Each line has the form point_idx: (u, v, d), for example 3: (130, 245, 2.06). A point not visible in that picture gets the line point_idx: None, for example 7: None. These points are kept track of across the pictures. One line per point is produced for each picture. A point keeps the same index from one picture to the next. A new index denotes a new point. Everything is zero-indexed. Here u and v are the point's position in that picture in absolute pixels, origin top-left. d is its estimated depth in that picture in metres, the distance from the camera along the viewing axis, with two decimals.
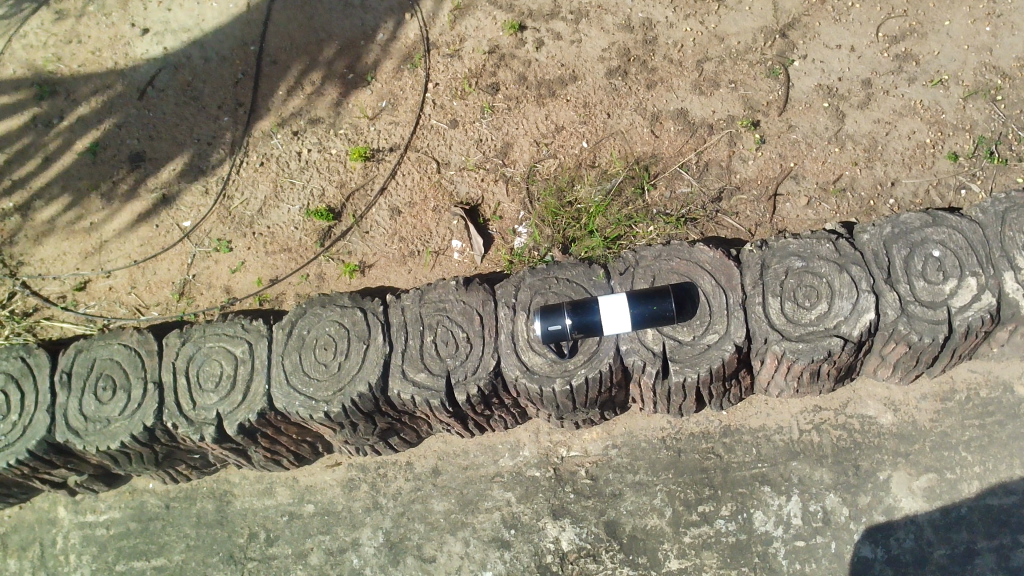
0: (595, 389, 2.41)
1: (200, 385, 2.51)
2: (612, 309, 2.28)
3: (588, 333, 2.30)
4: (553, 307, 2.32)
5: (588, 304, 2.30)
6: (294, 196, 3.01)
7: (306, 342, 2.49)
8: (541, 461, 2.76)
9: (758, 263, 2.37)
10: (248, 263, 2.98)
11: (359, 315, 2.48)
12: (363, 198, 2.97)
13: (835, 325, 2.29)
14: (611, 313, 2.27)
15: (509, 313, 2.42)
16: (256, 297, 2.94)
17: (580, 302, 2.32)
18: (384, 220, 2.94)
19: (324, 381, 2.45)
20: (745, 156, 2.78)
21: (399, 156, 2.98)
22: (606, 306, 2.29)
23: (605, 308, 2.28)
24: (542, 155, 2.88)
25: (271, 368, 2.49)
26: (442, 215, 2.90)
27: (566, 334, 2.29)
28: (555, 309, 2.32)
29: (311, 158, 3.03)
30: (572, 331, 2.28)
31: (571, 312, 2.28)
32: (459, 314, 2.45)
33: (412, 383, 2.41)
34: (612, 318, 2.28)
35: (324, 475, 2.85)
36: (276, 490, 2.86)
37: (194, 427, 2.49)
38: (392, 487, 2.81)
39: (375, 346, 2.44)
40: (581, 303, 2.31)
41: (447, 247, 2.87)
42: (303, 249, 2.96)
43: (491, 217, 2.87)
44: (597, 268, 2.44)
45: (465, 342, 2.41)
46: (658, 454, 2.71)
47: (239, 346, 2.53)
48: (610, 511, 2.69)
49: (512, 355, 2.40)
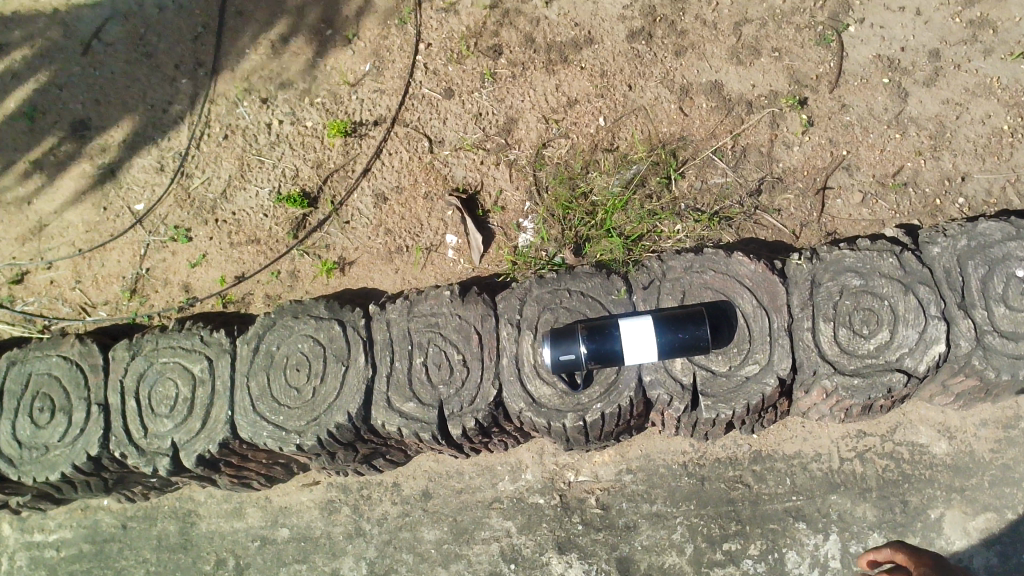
0: (612, 423, 2.07)
1: (152, 408, 2.16)
2: (635, 334, 1.92)
3: (609, 362, 1.94)
4: (565, 330, 1.97)
5: (606, 328, 1.94)
6: (262, 176, 2.48)
7: (275, 360, 2.14)
8: (545, 487, 2.45)
9: (807, 280, 2.01)
10: (211, 256, 2.47)
11: (337, 330, 2.13)
12: (342, 181, 2.46)
13: (897, 357, 1.95)
14: (633, 339, 1.92)
15: (513, 333, 2.07)
16: (219, 298, 2.45)
17: (598, 325, 1.95)
18: (367, 208, 2.44)
19: (296, 408, 2.10)
20: (789, 142, 2.32)
21: (385, 131, 2.46)
22: (627, 331, 1.93)
23: (626, 333, 1.92)
24: (551, 135, 2.39)
25: (234, 390, 2.14)
26: (434, 204, 2.42)
27: (580, 364, 1.94)
28: (568, 334, 1.96)
29: (282, 131, 2.50)
30: (587, 361, 1.93)
31: (588, 338, 1.92)
32: (454, 332, 2.10)
33: (398, 414, 2.08)
34: (635, 346, 1.92)
35: (300, 495, 2.53)
36: (245, 511, 2.54)
37: (145, 458, 2.15)
38: (377, 512, 2.50)
39: (355, 368, 2.10)
40: (598, 327, 1.94)
41: (440, 243, 2.41)
42: (273, 240, 2.45)
43: (491, 207, 2.40)
44: (617, 281, 2.07)
45: (461, 366, 2.07)
46: (678, 481, 2.39)
47: (197, 364, 2.17)
48: (623, 546, 2.39)
49: (515, 384, 2.06)
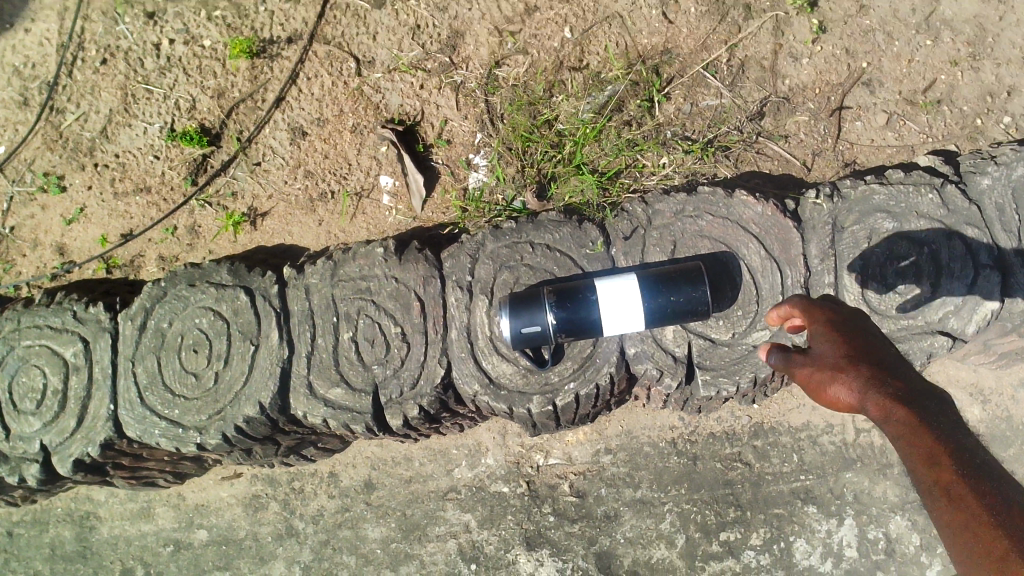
0: (589, 405, 1.68)
1: (15, 404, 1.74)
2: (618, 298, 1.48)
3: (582, 335, 1.50)
4: (529, 295, 1.51)
5: (582, 293, 1.49)
6: (151, 109, 2.00)
7: (167, 341, 1.71)
8: (509, 474, 2.07)
9: (828, 224, 1.61)
10: (90, 210, 2.02)
11: (243, 300, 1.70)
12: (250, 113, 1.99)
13: (940, 318, 1.58)
14: (615, 307, 1.48)
15: (463, 298, 1.66)
16: (101, 262, 2.00)
17: (568, 289, 1.51)
18: (282, 145, 1.99)
19: (194, 399, 1.69)
20: (796, 53, 1.89)
21: (301, 51, 1.98)
22: (608, 295, 1.49)
23: (606, 297, 1.48)
24: (506, 51, 1.94)
25: (117, 379, 1.72)
26: (364, 139, 1.97)
27: (547, 338, 1.49)
28: (530, 299, 1.50)
29: (174, 53, 2.00)
30: (556, 334, 1.48)
31: (558, 304, 1.47)
32: (389, 299, 1.68)
33: (324, 403, 1.67)
34: (618, 316, 1.48)
35: (219, 490, 2.13)
36: (154, 511, 2.15)
37: (9, 466, 1.74)
38: (311, 508, 2.11)
39: (266, 347, 1.68)
40: (569, 291, 1.50)
41: (372, 187, 1.97)
42: (166, 188, 2.00)
43: (433, 141, 1.95)
44: (591, 229, 1.65)
45: (400, 341, 1.66)
46: (665, 462, 2.02)
47: (69, 347, 1.74)
48: (603, 540, 2.02)
49: (468, 361, 1.65)
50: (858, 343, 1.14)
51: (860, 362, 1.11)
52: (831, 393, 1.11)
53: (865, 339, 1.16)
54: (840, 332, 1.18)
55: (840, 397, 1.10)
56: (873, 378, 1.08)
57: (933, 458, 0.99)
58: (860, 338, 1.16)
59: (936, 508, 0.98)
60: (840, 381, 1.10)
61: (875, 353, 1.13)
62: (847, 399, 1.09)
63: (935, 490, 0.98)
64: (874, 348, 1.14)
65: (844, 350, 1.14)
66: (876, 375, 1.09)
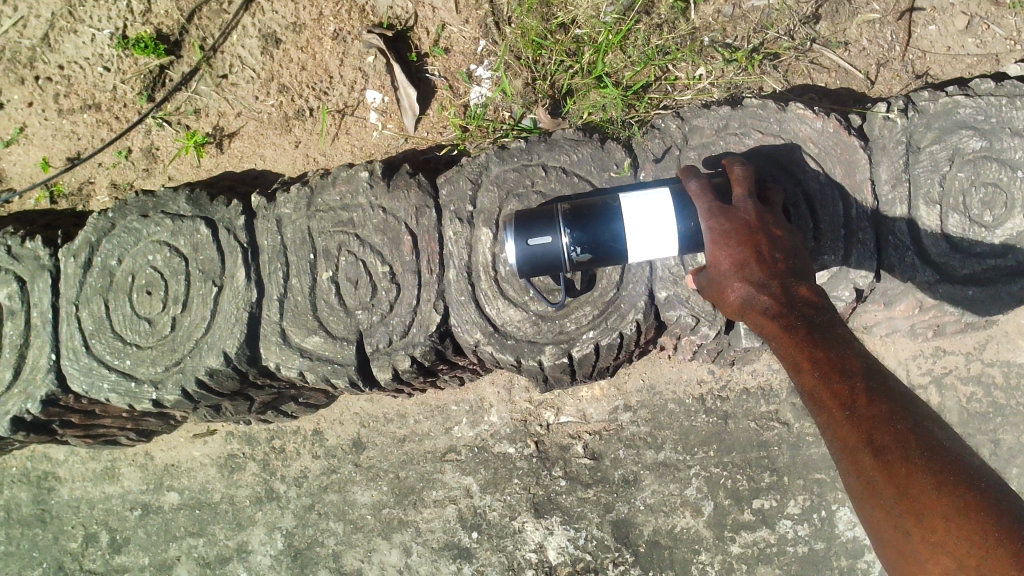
0: (610, 357, 1.43)
1: None
2: (648, 212, 1.14)
3: (605, 260, 1.15)
4: (540, 212, 1.19)
5: (607, 207, 1.15)
6: (98, 12, 1.70)
7: (116, 281, 1.46)
8: (517, 433, 1.83)
9: (902, 143, 1.35)
10: (32, 131, 1.75)
11: (204, 234, 1.45)
12: (215, 17, 1.70)
13: None
14: (650, 222, 1.13)
15: (462, 232, 1.40)
16: (44, 190, 1.75)
17: (587, 205, 1.17)
18: (253, 55, 1.70)
19: (148, 348, 1.45)
20: None
21: None
22: (635, 210, 1.14)
23: (633, 211, 1.14)
24: None
25: (59, 325, 1.48)
26: (348, 47, 1.68)
27: (562, 263, 1.16)
28: (538, 217, 1.17)
29: None
30: (573, 257, 1.15)
31: (571, 219, 1.14)
32: (375, 232, 1.42)
33: (299, 353, 1.41)
34: (654, 233, 1.13)
35: (192, 449, 1.91)
36: (120, 472, 1.92)
37: None
38: (294, 470, 1.88)
39: (231, 289, 1.43)
40: (586, 207, 1.17)
41: (357, 103, 1.69)
42: (119, 106, 1.73)
43: (429, 50, 1.67)
44: (614, 150, 1.39)
45: (388, 282, 1.41)
46: (692, 421, 1.78)
47: (4, 288, 1.50)
48: (621, 507, 1.79)
49: (468, 307, 1.40)
50: (750, 230, 1.06)
51: (739, 269, 1.04)
52: (726, 306, 1.07)
53: (751, 202, 1.10)
54: (738, 190, 1.12)
55: (734, 304, 1.05)
56: (760, 292, 1.02)
57: (808, 372, 0.95)
58: (743, 194, 1.12)
59: (819, 420, 0.95)
60: (714, 267, 1.06)
61: (761, 223, 1.08)
62: (735, 304, 1.04)
63: (813, 407, 0.95)
64: (771, 243, 1.05)
65: (720, 211, 1.08)
66: (768, 286, 1.02)
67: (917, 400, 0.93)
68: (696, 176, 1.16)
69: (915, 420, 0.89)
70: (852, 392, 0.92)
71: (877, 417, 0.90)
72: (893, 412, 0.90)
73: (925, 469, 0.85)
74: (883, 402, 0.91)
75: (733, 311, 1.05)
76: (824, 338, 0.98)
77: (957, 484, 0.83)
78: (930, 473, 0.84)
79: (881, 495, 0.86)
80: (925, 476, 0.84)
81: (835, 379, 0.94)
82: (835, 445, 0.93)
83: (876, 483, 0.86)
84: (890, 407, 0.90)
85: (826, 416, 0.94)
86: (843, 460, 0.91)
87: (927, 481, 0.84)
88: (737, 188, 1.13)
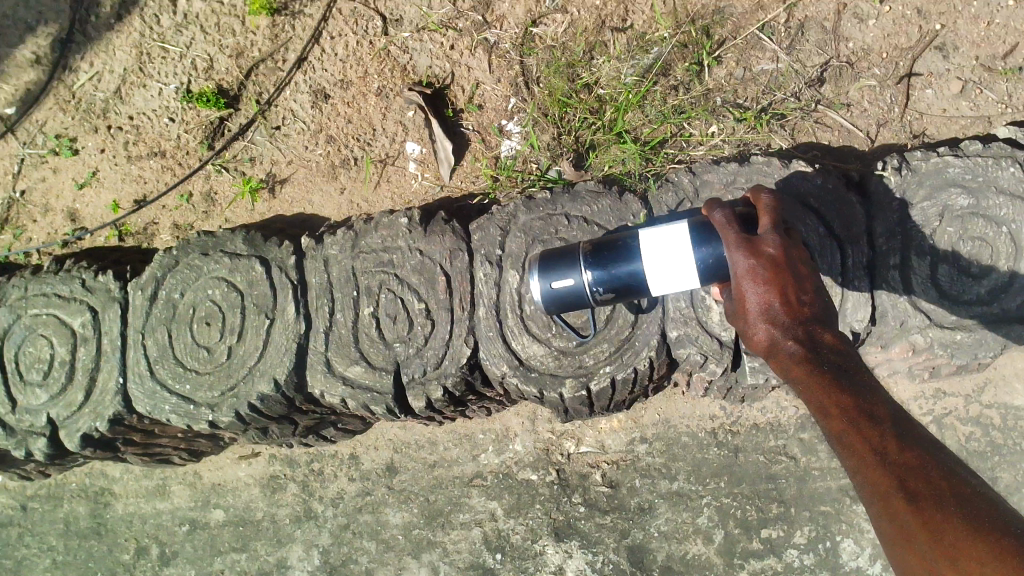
0: (625, 391, 1.55)
1: (22, 375, 1.67)
2: (664, 243, 1.20)
3: (628, 293, 1.24)
4: (566, 250, 1.30)
5: (624, 244, 1.24)
6: (166, 69, 1.89)
7: (179, 313, 1.62)
8: (539, 461, 1.95)
9: (897, 199, 1.47)
10: (103, 175, 1.93)
11: (258, 272, 1.61)
12: (271, 74, 1.87)
13: (1018, 305, 1.44)
14: (662, 257, 1.20)
15: (492, 273, 1.53)
16: (115, 229, 1.93)
17: (610, 242, 1.27)
18: (304, 108, 1.87)
19: (206, 375, 1.60)
20: (862, 13, 1.72)
21: (324, 8, 1.84)
22: (650, 245, 1.21)
23: (649, 246, 1.21)
24: (544, 8, 1.78)
25: (126, 352, 1.64)
26: (390, 103, 1.84)
27: (586, 298, 1.27)
28: (563, 256, 1.29)
29: (190, 10, 1.87)
30: (595, 293, 1.25)
31: (591, 259, 1.24)
32: (413, 273, 1.56)
33: (341, 382, 1.56)
34: (667, 267, 1.20)
35: (236, 470, 2.05)
36: (170, 489, 2.07)
37: (16, 440, 1.66)
38: (331, 491, 2.01)
39: (282, 322, 1.58)
40: (609, 244, 1.26)
41: (399, 154, 1.85)
42: (182, 153, 1.91)
43: (464, 106, 1.83)
44: (631, 201, 1.53)
45: (423, 319, 1.55)
46: (705, 453, 1.89)
47: (77, 317, 1.66)
48: (636, 533, 1.90)
49: (496, 342, 1.53)
50: (780, 267, 1.05)
51: (767, 311, 1.04)
52: (754, 345, 1.07)
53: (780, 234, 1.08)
54: (764, 221, 1.12)
55: (762, 345, 1.05)
56: (788, 335, 1.02)
57: (838, 418, 0.96)
58: (771, 225, 1.11)
59: (849, 466, 0.96)
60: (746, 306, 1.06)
61: (790, 256, 1.06)
62: (766, 345, 1.04)
63: (843, 453, 0.96)
64: (799, 282, 1.04)
65: (748, 247, 1.08)
66: (797, 328, 1.02)
67: (942, 448, 0.96)
68: (721, 208, 1.19)
69: (944, 467, 0.92)
70: (882, 439, 0.94)
71: (909, 464, 0.92)
72: (923, 460, 0.92)
73: (960, 515, 0.87)
74: (913, 449, 0.93)
75: (766, 350, 1.05)
76: (855, 382, 0.99)
77: (990, 532, 0.85)
78: (963, 518, 0.87)
79: (914, 538, 0.87)
80: (959, 522, 0.86)
81: (865, 424, 0.95)
82: (866, 491, 0.93)
83: (911, 530, 0.87)
84: (921, 454, 0.92)
85: (856, 461, 0.95)
86: (873, 504, 0.92)
87: (963, 528, 0.86)
88: (763, 219, 1.12)
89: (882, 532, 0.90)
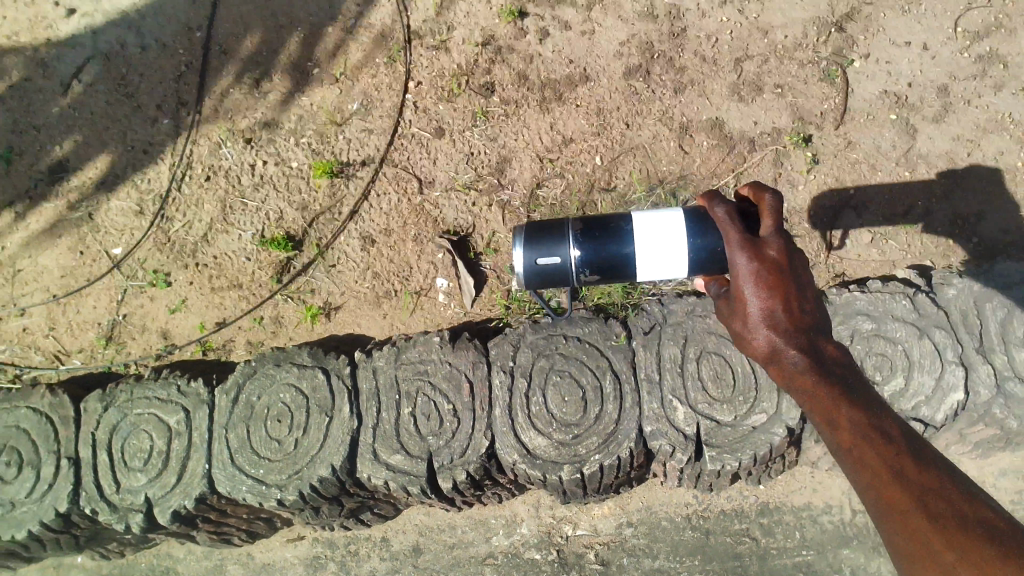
0: (612, 475, 1.95)
1: (125, 462, 2.06)
2: (649, 234, 1.51)
3: (607, 274, 1.54)
4: (561, 225, 1.57)
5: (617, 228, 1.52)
6: (245, 218, 2.37)
7: (255, 411, 2.03)
8: (541, 542, 2.32)
9: None
10: (190, 302, 2.39)
11: (321, 379, 2.03)
12: (329, 223, 2.35)
13: (913, 406, 1.86)
14: (648, 247, 1.50)
15: (506, 380, 1.96)
16: (199, 345, 2.37)
17: (602, 223, 1.55)
18: (355, 251, 2.34)
19: (277, 461, 1.99)
20: (794, 180, 2.24)
21: (372, 172, 2.35)
22: (639, 233, 1.51)
23: (638, 232, 1.51)
24: (546, 175, 2.28)
25: (212, 443, 2.04)
26: (424, 247, 2.32)
27: (570, 275, 1.55)
28: (559, 229, 1.56)
29: (267, 172, 2.37)
30: (581, 270, 1.54)
31: (582, 239, 1.52)
32: (444, 380, 1.99)
33: (386, 467, 1.95)
34: (650, 257, 1.50)
35: (284, 551, 2.40)
36: (226, 569, 2.41)
37: (118, 515, 2.04)
38: (365, 569, 2.37)
39: (339, 419, 2.00)
40: (600, 225, 1.54)
41: (430, 287, 2.31)
42: (256, 285, 2.36)
43: (483, 250, 2.31)
44: (614, 326, 1.97)
45: (451, 416, 1.96)
46: (681, 535, 2.26)
47: (174, 415, 2.07)
48: None
49: (509, 435, 1.94)
50: (778, 274, 1.35)
51: (770, 323, 1.35)
52: (756, 348, 1.38)
53: (779, 239, 1.37)
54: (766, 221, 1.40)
55: (763, 351, 1.37)
56: (792, 352, 1.35)
57: (852, 437, 1.26)
58: (771, 228, 1.39)
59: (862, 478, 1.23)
60: (749, 310, 1.37)
61: (788, 262, 1.36)
62: (766, 349, 1.37)
63: (857, 466, 1.24)
64: (796, 294, 1.36)
65: (751, 251, 1.37)
66: (794, 338, 1.35)
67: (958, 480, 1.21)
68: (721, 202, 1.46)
69: (959, 493, 1.16)
70: (896, 457, 1.22)
71: (924, 483, 1.18)
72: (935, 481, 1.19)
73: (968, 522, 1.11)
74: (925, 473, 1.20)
75: (766, 354, 1.38)
76: (860, 406, 1.29)
77: (1000, 546, 1.07)
78: (979, 536, 1.09)
79: (921, 530, 1.13)
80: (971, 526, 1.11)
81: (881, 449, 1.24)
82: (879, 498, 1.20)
83: (919, 527, 1.13)
84: (932, 481, 1.18)
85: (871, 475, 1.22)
86: (889, 518, 1.17)
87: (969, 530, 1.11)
88: (766, 218, 1.40)
89: (900, 546, 1.14)
